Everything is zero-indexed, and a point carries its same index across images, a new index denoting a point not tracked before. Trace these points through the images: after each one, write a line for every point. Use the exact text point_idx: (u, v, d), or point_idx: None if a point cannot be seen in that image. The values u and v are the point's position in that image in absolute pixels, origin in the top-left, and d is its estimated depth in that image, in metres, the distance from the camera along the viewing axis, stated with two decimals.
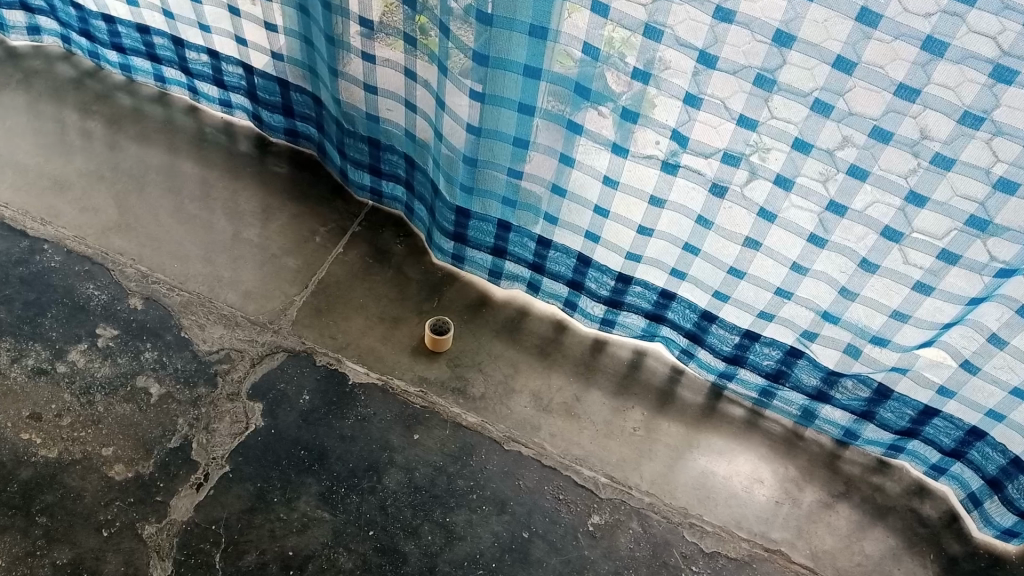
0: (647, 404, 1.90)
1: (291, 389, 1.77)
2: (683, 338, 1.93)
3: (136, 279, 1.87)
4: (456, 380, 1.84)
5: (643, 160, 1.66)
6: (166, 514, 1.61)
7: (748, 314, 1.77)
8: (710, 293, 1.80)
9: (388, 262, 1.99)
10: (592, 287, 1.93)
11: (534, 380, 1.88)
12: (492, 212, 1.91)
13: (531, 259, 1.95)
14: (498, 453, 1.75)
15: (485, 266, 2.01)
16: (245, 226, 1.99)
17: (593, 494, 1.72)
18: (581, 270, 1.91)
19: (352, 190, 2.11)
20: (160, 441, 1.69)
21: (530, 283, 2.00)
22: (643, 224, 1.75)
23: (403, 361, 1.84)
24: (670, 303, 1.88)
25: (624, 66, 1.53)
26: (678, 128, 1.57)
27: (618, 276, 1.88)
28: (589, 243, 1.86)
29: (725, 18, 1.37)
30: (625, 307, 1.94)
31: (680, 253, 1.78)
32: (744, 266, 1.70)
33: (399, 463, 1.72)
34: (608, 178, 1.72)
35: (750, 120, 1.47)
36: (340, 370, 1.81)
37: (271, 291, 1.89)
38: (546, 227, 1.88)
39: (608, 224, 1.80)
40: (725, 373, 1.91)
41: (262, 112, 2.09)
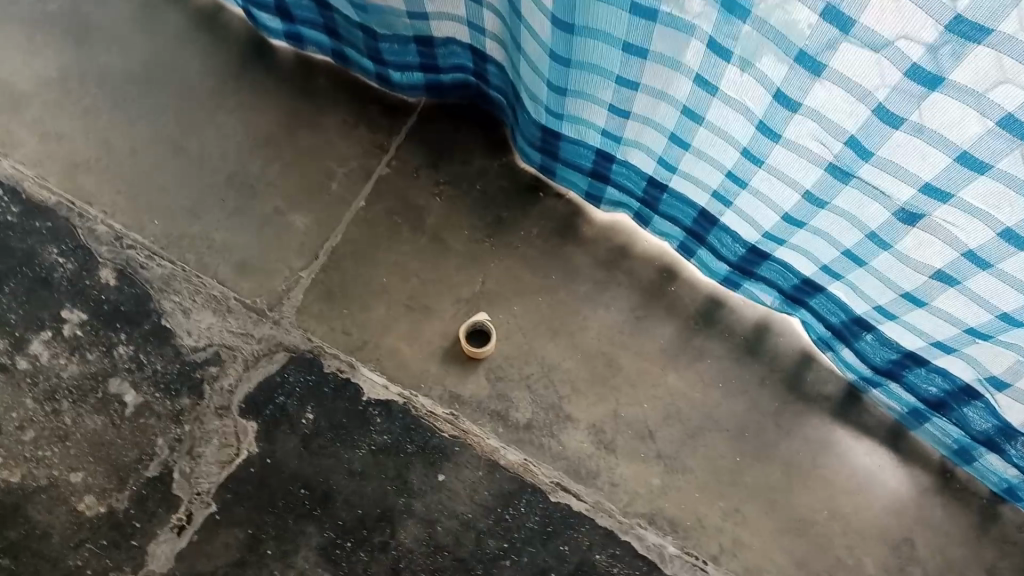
0: (743, 444, 1.43)
1: (292, 406, 1.43)
2: (825, 329, 1.42)
3: (107, 242, 1.50)
4: (494, 404, 1.44)
5: (800, 150, 1.13)
6: (143, 564, 1.37)
7: (918, 338, 1.27)
8: (871, 306, 1.29)
9: (421, 224, 1.53)
10: (714, 245, 1.42)
11: (599, 405, 1.44)
12: (591, 139, 1.41)
13: (641, 196, 1.45)
14: (541, 507, 1.40)
15: (582, 187, 1.52)
16: (245, 164, 1.56)
17: (657, 568, 1.36)
18: (702, 224, 1.41)
19: (403, 92, 1.61)
20: (135, 469, 1.41)
21: (637, 216, 1.51)
22: (790, 213, 1.24)
23: (432, 374, 1.45)
24: (815, 293, 1.37)
25: (785, 42, 1.00)
26: (859, 136, 1.04)
27: (750, 249, 1.37)
28: (716, 206, 1.35)
29: (965, 34, 0.86)
30: (756, 278, 1.43)
31: (836, 255, 1.26)
32: (927, 296, 1.19)
33: (418, 513, 1.40)
34: (748, 153, 1.20)
35: (979, 161, 0.96)
36: (353, 380, 1.45)
37: (271, 263, 1.50)
38: (660, 172, 1.37)
39: (741, 195, 1.28)
40: (870, 379, 1.43)
41: (254, 11, 1.58)
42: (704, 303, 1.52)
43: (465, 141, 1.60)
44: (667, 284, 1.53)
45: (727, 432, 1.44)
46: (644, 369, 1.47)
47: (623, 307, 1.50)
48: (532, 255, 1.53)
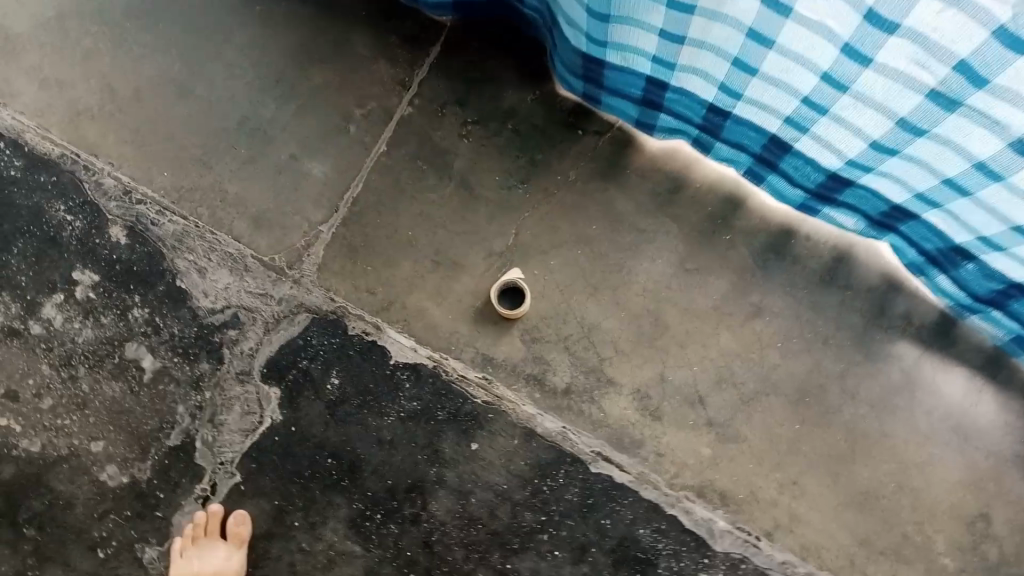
0: (802, 410, 1.31)
1: (316, 371, 1.35)
2: (918, 254, 1.26)
3: (116, 197, 1.41)
4: (528, 367, 1.34)
5: (897, 74, 0.95)
6: (169, 536, 1.33)
7: None
8: (974, 237, 1.13)
9: (448, 170, 1.41)
10: (789, 172, 1.25)
11: (644, 368, 1.33)
12: (641, 67, 1.22)
13: (700, 122, 1.26)
14: (581, 478, 1.30)
15: (633, 114, 1.34)
16: (256, 107, 1.44)
17: (705, 544, 1.27)
18: (772, 151, 1.23)
19: (430, 12, 1.45)
20: (156, 438, 1.35)
21: (698, 141, 1.32)
22: (882, 140, 1.06)
23: (462, 336, 1.35)
24: (907, 219, 1.20)
25: None
26: (972, 62, 0.87)
27: (831, 176, 1.19)
28: (788, 131, 1.16)
29: None
30: (838, 204, 1.26)
31: (934, 184, 1.09)
32: None
33: (450, 484, 1.32)
34: (830, 79, 1.01)
35: None
36: (378, 342, 1.35)
37: (287, 217, 1.40)
38: (723, 98, 1.18)
39: (822, 121, 1.10)
40: (969, 306, 1.27)
41: None
42: (763, 254, 1.35)
43: (494, 72, 1.44)
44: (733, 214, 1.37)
45: (785, 395, 1.31)
46: (694, 328, 1.34)
47: (672, 257, 1.36)
48: (571, 201, 1.39)
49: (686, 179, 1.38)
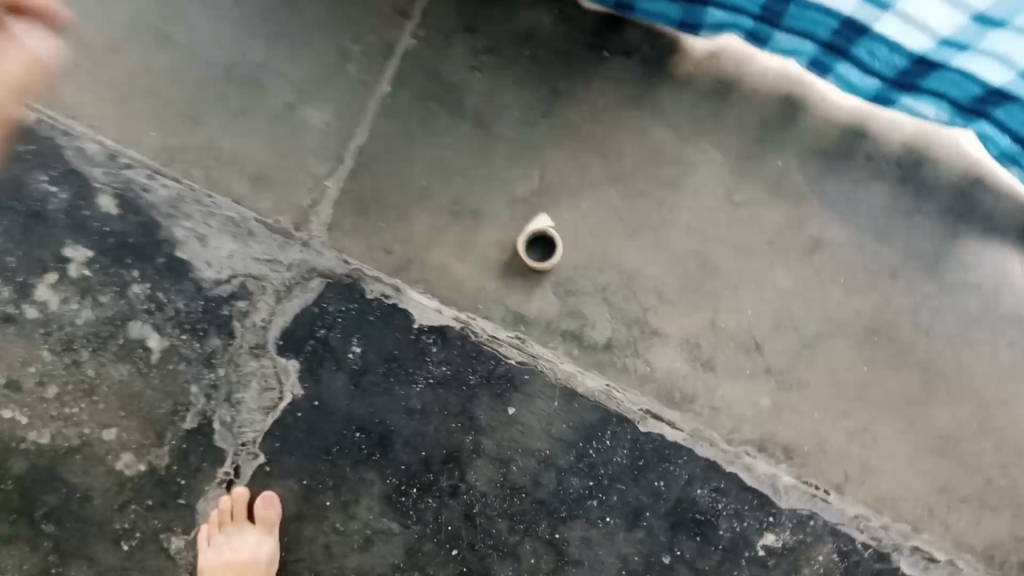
0: (869, 349, 1.20)
1: (335, 340, 1.24)
2: (1013, 143, 1.11)
3: (102, 163, 1.28)
4: (564, 323, 1.22)
5: None
6: (196, 524, 1.25)
7: None
8: None
9: (461, 107, 1.27)
10: (864, 59, 1.10)
11: (693, 315, 1.21)
12: None
13: (758, 13, 1.11)
14: (630, 438, 1.20)
15: (671, 16, 1.17)
16: (244, 50, 1.30)
17: (768, 502, 1.18)
18: (845, 35, 1.08)
19: None
20: (171, 422, 1.26)
21: (754, 35, 1.16)
22: (990, 10, 0.96)
23: (490, 293, 1.23)
24: (1005, 101, 1.06)
25: None
26: None
27: (918, 57, 1.06)
28: (870, 9, 1.03)
29: None
30: (920, 93, 1.11)
31: None
32: None
33: (489, 452, 1.21)
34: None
35: None
36: (400, 306, 1.24)
37: (289, 172, 1.27)
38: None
39: None
40: None
41: None
42: (818, 179, 1.22)
43: None
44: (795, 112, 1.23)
45: (851, 336, 1.20)
46: (746, 268, 1.21)
47: (718, 191, 1.22)
48: (601, 134, 1.25)
49: (729, 102, 1.24)
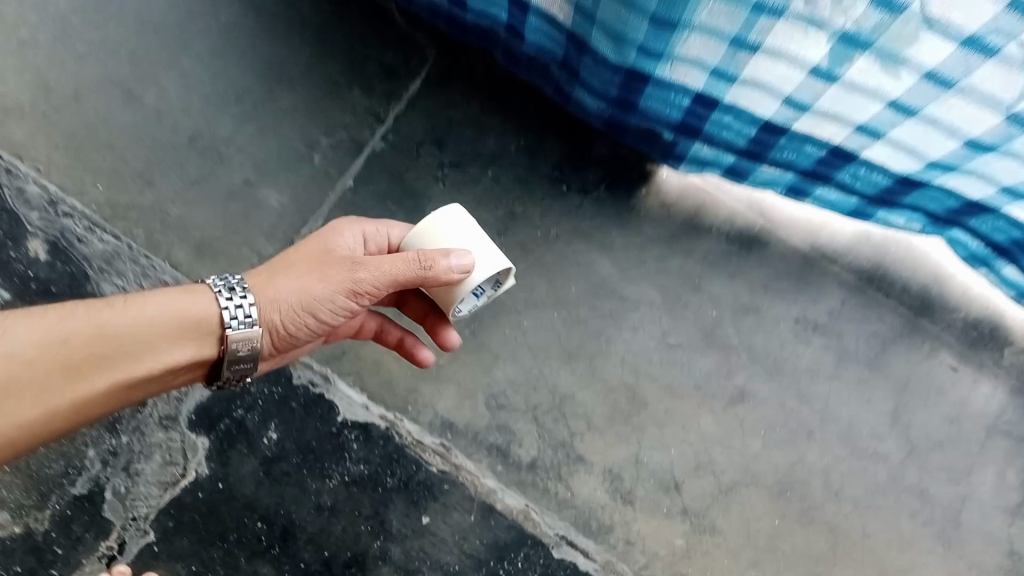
0: (783, 504, 1.17)
1: (252, 423, 1.21)
2: (943, 213, 1.07)
3: (39, 206, 1.24)
4: (490, 436, 1.22)
5: None
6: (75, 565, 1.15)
7: (991, 117, 0.88)
8: (960, 147, 0.94)
9: (420, 212, 1.27)
10: (781, 157, 1.10)
11: (617, 446, 1.21)
12: (632, 33, 0.99)
13: (679, 119, 1.11)
14: (543, 562, 1.16)
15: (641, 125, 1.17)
16: (211, 122, 1.29)
17: None
18: (830, 162, 1.07)
19: (419, 13, 1.30)
20: (59, 484, 1.17)
21: (732, 170, 1.17)
22: (829, 65, 0.91)
23: (421, 396, 1.23)
24: (915, 189, 1.05)
25: None
26: None
27: (828, 152, 1.05)
28: (859, 138, 1.01)
29: None
30: (831, 181, 1.11)
31: (918, 85, 0.89)
32: (1005, 134, 0.89)
33: (395, 560, 1.16)
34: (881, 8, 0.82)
35: None
36: (326, 397, 1.23)
37: (235, 248, 1.24)
38: (784, 111, 1.02)
39: (769, 46, 0.93)
40: (982, 257, 1.12)
41: None
42: (749, 334, 1.22)
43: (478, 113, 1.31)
44: (754, 252, 1.25)
45: (767, 488, 1.18)
46: (673, 409, 1.21)
47: (653, 330, 1.24)
48: (550, 259, 1.26)
49: (673, 251, 1.26)
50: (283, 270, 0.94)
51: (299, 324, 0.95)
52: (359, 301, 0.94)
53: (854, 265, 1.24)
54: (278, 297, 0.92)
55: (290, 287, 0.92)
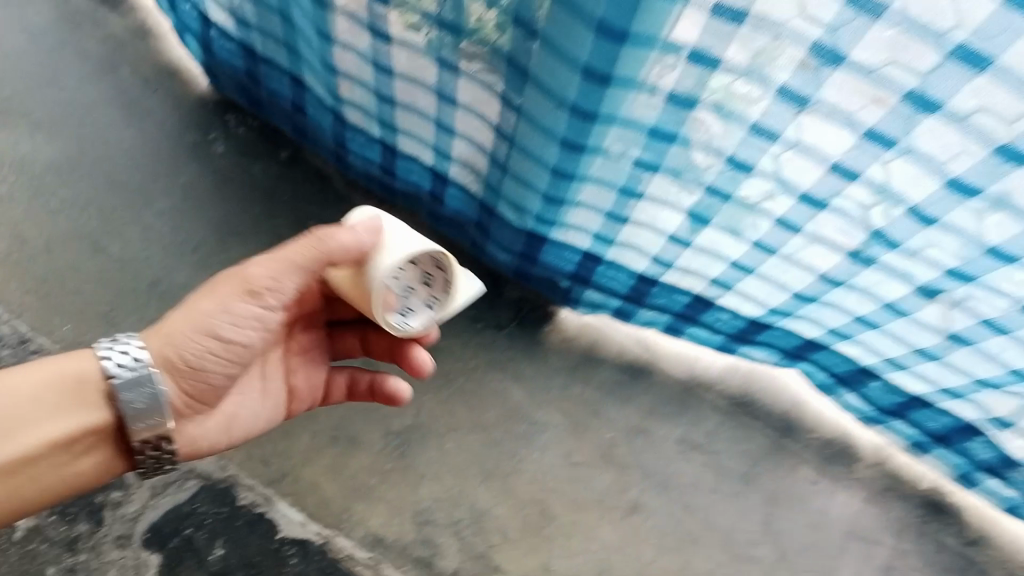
0: None
1: (200, 538, 1.29)
2: (785, 351, 1.31)
3: (11, 345, 1.32)
4: (416, 550, 1.32)
5: (708, 152, 0.99)
6: None
7: (806, 275, 1.11)
8: (789, 296, 1.16)
9: None
10: (657, 304, 1.31)
11: (531, 557, 1.32)
12: (529, 204, 1.20)
13: (572, 271, 1.32)
14: None
15: (542, 276, 1.37)
16: (170, 271, 1.40)
17: None
18: (696, 307, 1.28)
19: (356, 178, 1.51)
20: None
21: (619, 312, 1.38)
22: (698, 216, 1.09)
23: (354, 513, 1.33)
24: (762, 330, 1.27)
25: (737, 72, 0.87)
26: (794, 87, 0.86)
27: (692, 299, 1.27)
28: (714, 289, 1.23)
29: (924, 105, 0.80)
30: (698, 323, 1.32)
31: (770, 228, 1.06)
32: (844, 275, 1.08)
33: None
34: (717, 192, 1.04)
35: (886, 138, 0.86)
36: (268, 515, 1.32)
37: None
38: (654, 267, 1.24)
39: (640, 207, 1.13)
40: (825, 385, 1.36)
41: (215, 44, 1.40)
42: (639, 452, 1.40)
43: None
44: (641, 379, 1.45)
45: None
46: (580, 521, 1.35)
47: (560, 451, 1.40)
48: (468, 387, 1.43)
49: (576, 379, 1.45)
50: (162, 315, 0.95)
51: (201, 351, 0.92)
52: (261, 304, 0.92)
53: (726, 392, 1.44)
54: (169, 331, 0.91)
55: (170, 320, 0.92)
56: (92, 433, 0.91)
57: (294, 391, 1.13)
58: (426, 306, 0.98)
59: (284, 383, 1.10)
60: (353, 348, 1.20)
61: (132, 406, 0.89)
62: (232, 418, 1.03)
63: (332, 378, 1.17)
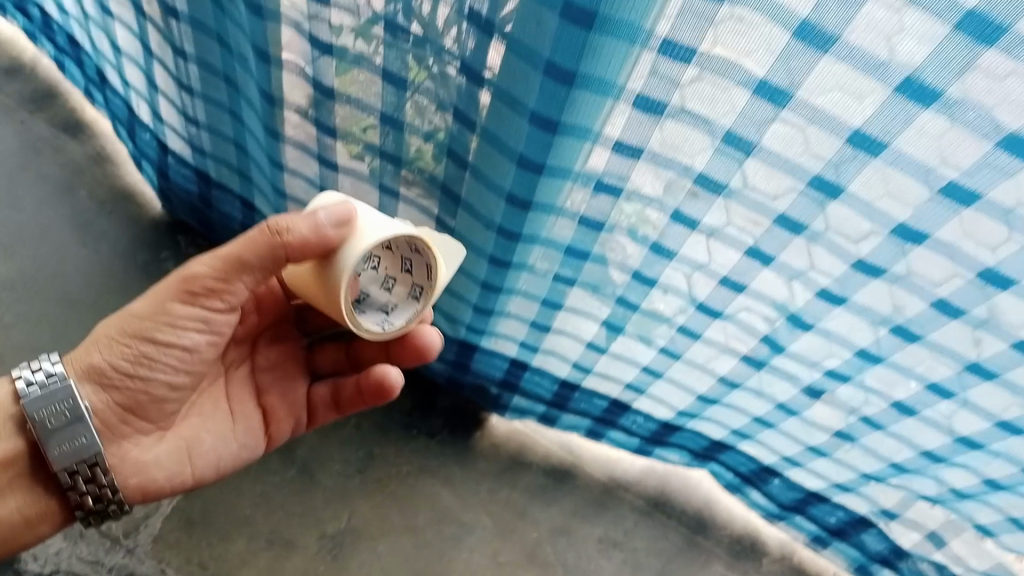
0: None
1: None
2: (695, 452, 1.44)
3: None
4: None
5: (618, 265, 1.11)
6: None
7: (707, 377, 1.23)
8: (695, 398, 1.28)
9: (292, 455, 1.50)
10: (579, 408, 1.44)
11: None
12: (461, 314, 1.32)
13: (500, 376, 1.44)
14: None
15: (477, 384, 1.49)
16: None
17: None
18: (613, 411, 1.41)
19: None
20: None
21: (545, 416, 1.50)
22: (611, 325, 1.22)
23: None
24: (674, 432, 1.40)
25: (636, 194, 0.99)
26: (681, 208, 0.97)
27: (611, 403, 1.39)
28: (629, 393, 1.35)
29: (789, 227, 0.91)
30: (617, 427, 1.45)
31: (673, 335, 1.18)
32: (741, 379, 1.19)
33: None
34: (627, 303, 1.16)
35: (763, 255, 0.96)
36: None
37: None
38: (575, 372, 1.36)
39: (560, 315, 1.25)
40: (734, 485, 1.47)
41: (171, 169, 1.51)
42: (562, 552, 1.48)
43: None
44: (566, 482, 1.54)
45: None
46: None
47: (487, 553, 1.47)
48: (401, 491, 1.51)
49: (505, 483, 1.54)
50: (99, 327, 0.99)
51: (140, 353, 0.95)
52: (203, 304, 0.94)
53: (644, 493, 1.54)
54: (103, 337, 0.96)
55: (106, 332, 0.96)
56: (6, 466, 0.95)
57: (270, 412, 1.17)
58: (410, 299, 0.95)
59: (256, 405, 1.15)
60: (335, 363, 1.22)
61: (45, 425, 0.92)
62: (193, 444, 1.07)
63: (312, 391, 1.20)
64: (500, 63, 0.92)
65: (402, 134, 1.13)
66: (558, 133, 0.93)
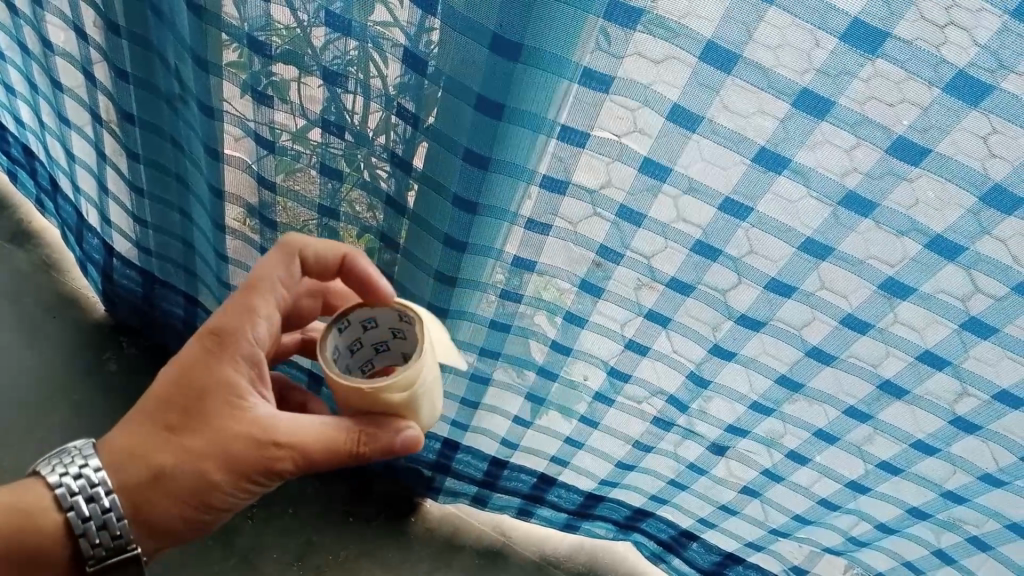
0: None
1: None
2: (620, 523, 1.53)
3: None
4: None
5: (536, 336, 1.22)
6: None
7: (624, 443, 1.33)
8: (614, 465, 1.38)
9: (231, 545, 1.55)
10: (508, 485, 1.53)
11: None
12: None
13: (433, 459, 1.52)
14: None
15: (413, 468, 1.57)
16: None
17: None
18: (541, 486, 1.50)
19: None
20: None
21: (477, 497, 1.59)
22: (535, 397, 1.32)
23: None
24: (598, 505, 1.49)
25: (547, 268, 1.11)
26: (588, 278, 1.09)
27: (538, 477, 1.48)
28: (554, 466, 1.44)
29: (681, 288, 1.04)
30: (545, 503, 1.54)
31: (589, 404, 1.29)
32: (653, 442, 1.30)
33: None
34: (547, 374, 1.27)
35: (659, 317, 1.09)
36: None
37: None
38: (503, 449, 1.45)
39: (487, 391, 1.35)
40: (658, 554, 1.56)
41: (116, 270, 1.60)
42: None
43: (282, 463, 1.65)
44: (499, 561, 1.61)
45: None
46: None
47: None
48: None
49: (441, 564, 1.60)
50: (161, 471, 0.98)
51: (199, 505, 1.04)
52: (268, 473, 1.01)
53: (574, 569, 1.62)
54: (166, 500, 1.00)
55: (178, 492, 0.99)
56: None
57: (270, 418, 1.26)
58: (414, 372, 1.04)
59: None
60: None
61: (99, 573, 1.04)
62: None
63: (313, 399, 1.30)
64: (425, 157, 1.07)
65: (338, 224, 1.25)
66: (479, 214, 1.07)
